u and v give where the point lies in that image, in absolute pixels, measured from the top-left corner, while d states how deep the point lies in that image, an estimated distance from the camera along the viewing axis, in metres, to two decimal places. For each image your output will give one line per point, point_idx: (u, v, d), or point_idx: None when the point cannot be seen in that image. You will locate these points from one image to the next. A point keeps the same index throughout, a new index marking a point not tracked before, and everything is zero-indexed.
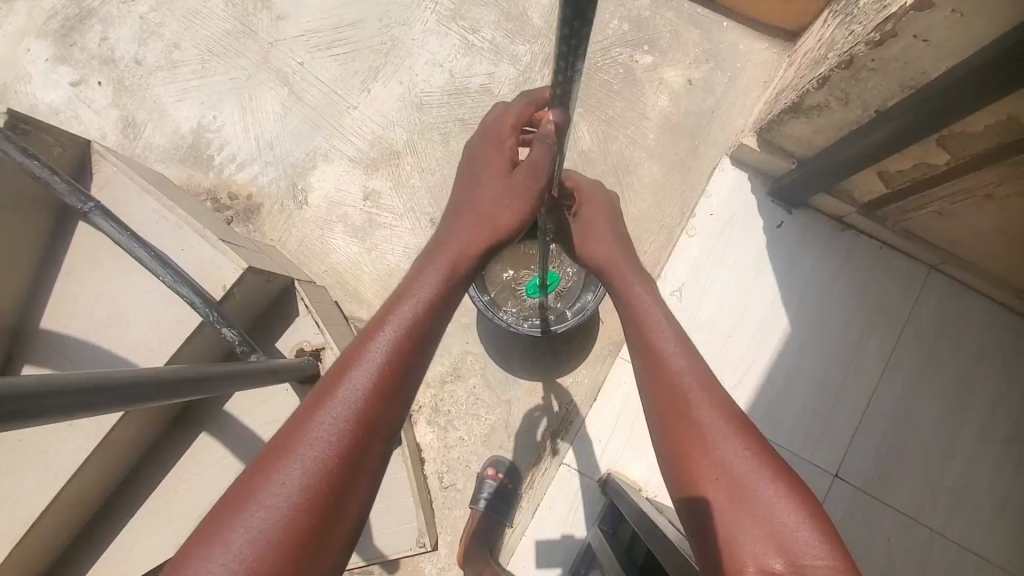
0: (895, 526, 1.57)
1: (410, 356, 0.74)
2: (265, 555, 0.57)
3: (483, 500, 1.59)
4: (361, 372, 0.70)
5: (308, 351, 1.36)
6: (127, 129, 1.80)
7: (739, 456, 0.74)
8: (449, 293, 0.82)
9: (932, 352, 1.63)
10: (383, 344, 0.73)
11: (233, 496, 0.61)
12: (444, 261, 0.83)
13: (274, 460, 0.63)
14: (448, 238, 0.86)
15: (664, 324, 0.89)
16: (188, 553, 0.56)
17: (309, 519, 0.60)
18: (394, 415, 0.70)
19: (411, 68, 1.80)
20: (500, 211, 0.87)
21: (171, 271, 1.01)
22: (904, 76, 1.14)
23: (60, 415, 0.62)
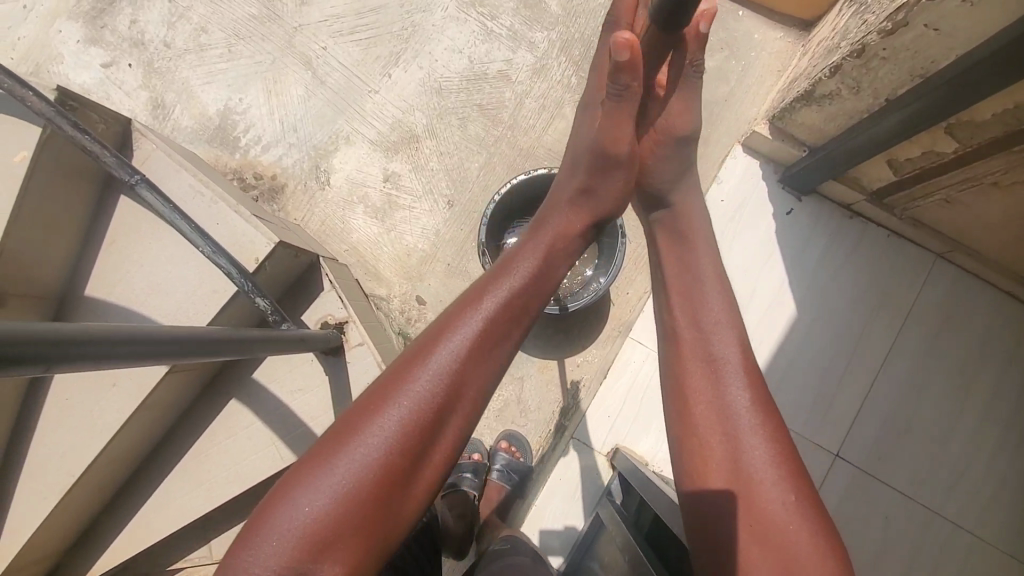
0: (893, 505, 1.62)
1: (506, 328, 0.83)
2: (361, 485, 0.69)
3: (496, 471, 1.71)
4: (459, 336, 0.79)
5: (333, 324, 1.44)
6: (156, 110, 1.87)
7: (756, 444, 0.81)
8: (550, 263, 0.93)
9: (936, 338, 1.66)
10: (484, 312, 0.82)
11: (327, 443, 0.72)
12: (549, 236, 0.95)
13: (367, 414, 0.73)
14: (552, 213, 1.01)
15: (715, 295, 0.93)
16: (299, 476, 0.70)
17: (394, 472, 0.71)
18: (483, 380, 0.80)
19: (431, 54, 1.85)
20: (601, 193, 1.03)
21: (209, 242, 1.07)
22: (915, 64, 1.16)
23: (121, 363, 0.67)
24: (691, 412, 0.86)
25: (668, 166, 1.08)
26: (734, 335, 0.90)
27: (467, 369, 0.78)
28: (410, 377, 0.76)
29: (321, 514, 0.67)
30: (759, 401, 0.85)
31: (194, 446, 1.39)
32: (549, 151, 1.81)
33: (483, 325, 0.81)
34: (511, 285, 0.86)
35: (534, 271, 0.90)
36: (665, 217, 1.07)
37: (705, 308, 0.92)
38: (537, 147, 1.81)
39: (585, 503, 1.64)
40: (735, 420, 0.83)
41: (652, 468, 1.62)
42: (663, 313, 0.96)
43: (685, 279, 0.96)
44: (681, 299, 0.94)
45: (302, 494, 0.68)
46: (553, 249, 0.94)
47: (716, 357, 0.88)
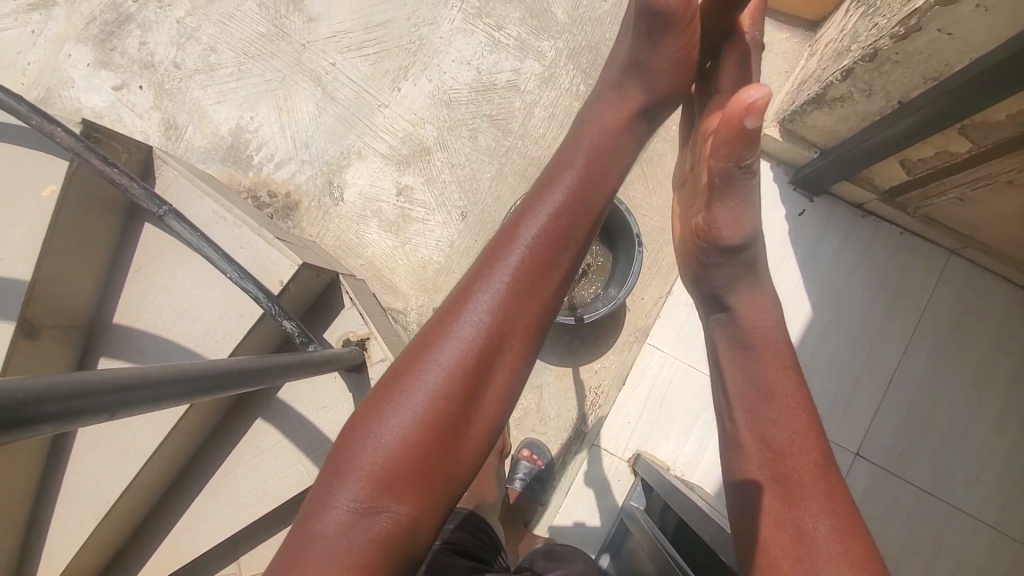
0: (915, 501, 1.64)
1: (552, 254, 0.81)
2: (422, 419, 0.71)
3: (518, 480, 1.68)
4: (505, 268, 0.78)
5: (355, 340, 1.45)
6: (169, 131, 1.88)
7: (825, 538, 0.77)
8: (593, 176, 0.87)
9: (953, 334, 1.67)
10: (529, 242, 0.80)
11: (385, 385, 0.75)
12: (589, 146, 0.90)
13: (420, 354, 0.75)
14: (599, 107, 0.96)
15: (786, 377, 0.89)
16: (366, 412, 0.74)
17: (452, 407, 0.73)
18: (534, 312, 0.79)
19: (439, 67, 1.86)
20: (650, 64, 0.94)
21: (236, 268, 1.08)
22: (927, 68, 1.17)
23: (160, 404, 0.65)
24: (766, 542, 0.80)
25: (719, 276, 0.95)
26: (812, 450, 0.84)
27: (514, 299, 0.78)
28: (457, 313, 0.76)
29: (387, 450, 0.70)
30: (842, 525, 0.78)
31: (222, 465, 1.41)
32: None
33: (525, 253, 0.79)
34: (553, 206, 0.82)
35: (576, 184, 0.85)
36: (723, 321, 0.96)
37: (775, 426, 0.85)
38: (548, 156, 1.82)
39: (608, 509, 1.66)
40: (814, 545, 0.77)
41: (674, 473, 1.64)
42: (727, 423, 0.91)
43: (754, 390, 0.88)
44: (748, 416, 0.88)
45: (366, 432, 0.72)
46: (595, 155, 0.89)
47: (790, 477, 0.82)
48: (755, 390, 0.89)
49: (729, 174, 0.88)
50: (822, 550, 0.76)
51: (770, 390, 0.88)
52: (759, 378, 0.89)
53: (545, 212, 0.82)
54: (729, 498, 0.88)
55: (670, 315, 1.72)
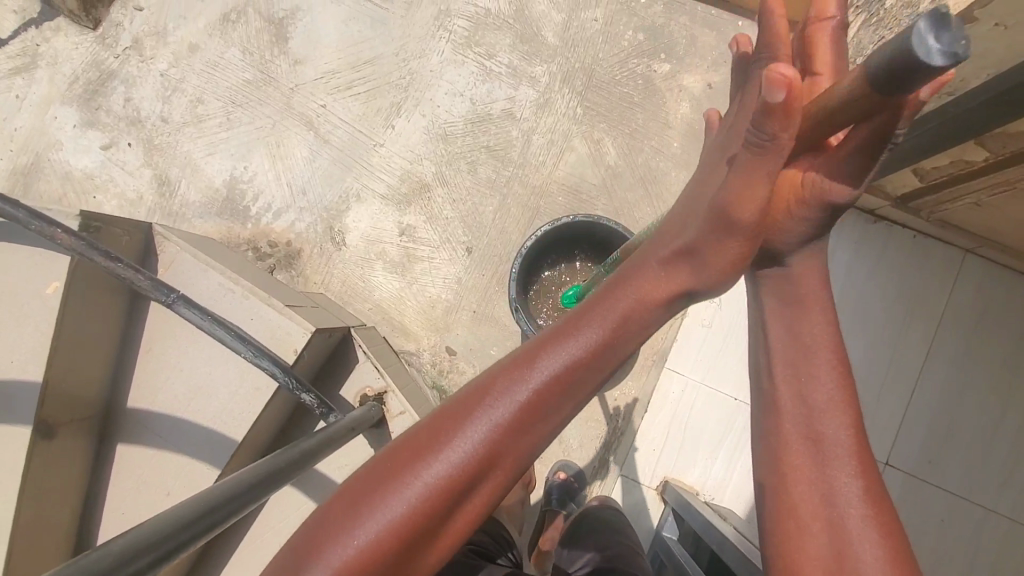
0: (949, 507, 1.62)
1: (563, 394, 0.68)
2: (393, 529, 0.64)
3: (557, 502, 1.60)
4: (512, 401, 0.67)
5: (373, 395, 1.42)
6: (162, 187, 1.85)
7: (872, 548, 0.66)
8: (617, 344, 0.72)
9: (974, 335, 1.66)
10: (545, 373, 0.68)
11: (363, 485, 0.67)
12: (622, 311, 0.72)
13: (405, 466, 0.67)
14: (636, 275, 0.76)
15: (827, 368, 0.76)
16: (348, 500, 0.67)
17: (421, 532, 0.66)
18: (537, 446, 0.69)
19: (432, 100, 1.82)
20: (703, 256, 0.74)
21: (250, 347, 1.05)
22: (942, 83, 1.15)
23: (200, 538, 0.69)
24: (791, 500, 0.72)
25: (793, 229, 0.77)
26: (848, 410, 0.74)
27: (515, 434, 0.67)
28: (453, 437, 0.67)
29: (347, 562, 0.63)
30: (874, 496, 0.70)
31: (248, 534, 1.39)
32: (562, 186, 1.79)
33: (536, 391, 0.68)
34: (575, 345, 0.70)
35: (598, 343, 0.70)
36: (768, 276, 0.82)
37: (814, 387, 0.76)
38: (550, 184, 1.79)
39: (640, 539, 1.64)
40: (845, 516, 0.69)
41: (703, 498, 1.62)
42: (761, 380, 0.80)
43: (791, 352, 0.78)
44: (789, 374, 0.77)
45: (340, 524, 0.65)
46: (627, 321, 0.72)
47: (817, 439, 0.73)
48: (790, 380, 0.77)
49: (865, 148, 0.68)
50: (846, 512, 0.69)
51: (807, 367, 0.77)
52: (797, 335, 0.78)
53: (568, 345, 0.70)
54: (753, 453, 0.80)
55: (688, 336, 1.70)
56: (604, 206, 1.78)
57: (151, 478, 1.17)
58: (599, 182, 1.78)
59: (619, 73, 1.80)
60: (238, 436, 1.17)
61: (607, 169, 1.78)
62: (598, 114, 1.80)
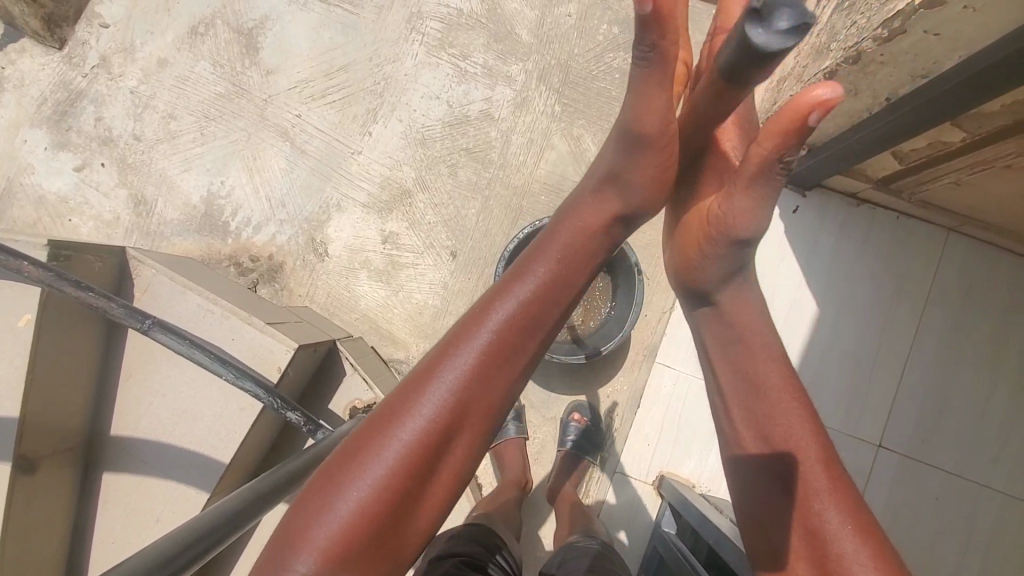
0: (942, 485, 1.63)
1: (519, 336, 0.75)
2: (378, 495, 0.67)
3: (570, 441, 1.67)
4: (471, 350, 0.73)
5: (362, 407, 1.40)
6: (138, 207, 1.82)
7: (864, 573, 0.72)
8: (566, 280, 0.80)
9: (960, 313, 1.66)
10: (500, 321, 0.75)
11: (343, 456, 0.70)
12: (563, 245, 0.81)
13: (381, 430, 0.70)
14: (572, 210, 0.86)
15: (780, 387, 0.82)
16: (327, 481, 0.69)
17: (406, 487, 0.69)
18: (502, 393, 0.75)
19: (408, 104, 1.80)
20: (626, 181, 0.83)
21: (231, 368, 1.04)
22: (915, 66, 1.16)
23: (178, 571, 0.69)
24: (783, 538, 0.79)
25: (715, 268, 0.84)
26: (814, 447, 0.80)
27: (481, 378, 0.73)
28: (421, 393, 0.71)
29: (337, 529, 0.66)
30: (855, 520, 0.76)
31: (245, 553, 1.38)
32: (544, 185, 1.77)
33: (494, 338, 0.74)
34: (524, 294, 0.77)
35: (547, 280, 0.78)
36: (711, 321, 0.88)
37: (777, 424, 0.81)
38: (531, 183, 1.77)
39: (638, 536, 1.64)
40: (833, 547, 0.74)
41: (699, 490, 1.62)
42: (724, 424, 0.86)
43: (743, 386, 0.83)
44: (746, 416, 0.83)
45: (324, 501, 0.67)
46: (570, 254, 0.81)
47: (788, 478, 0.79)
48: (749, 415, 0.82)
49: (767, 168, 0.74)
50: (838, 551, 0.74)
51: (765, 406, 0.82)
52: (746, 374, 0.83)
53: (518, 296, 0.77)
54: (734, 494, 0.86)
55: (677, 329, 1.69)
56: None
57: (140, 505, 1.16)
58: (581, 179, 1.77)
59: (596, 67, 1.78)
60: (225, 458, 1.16)
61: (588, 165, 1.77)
62: (577, 110, 1.78)
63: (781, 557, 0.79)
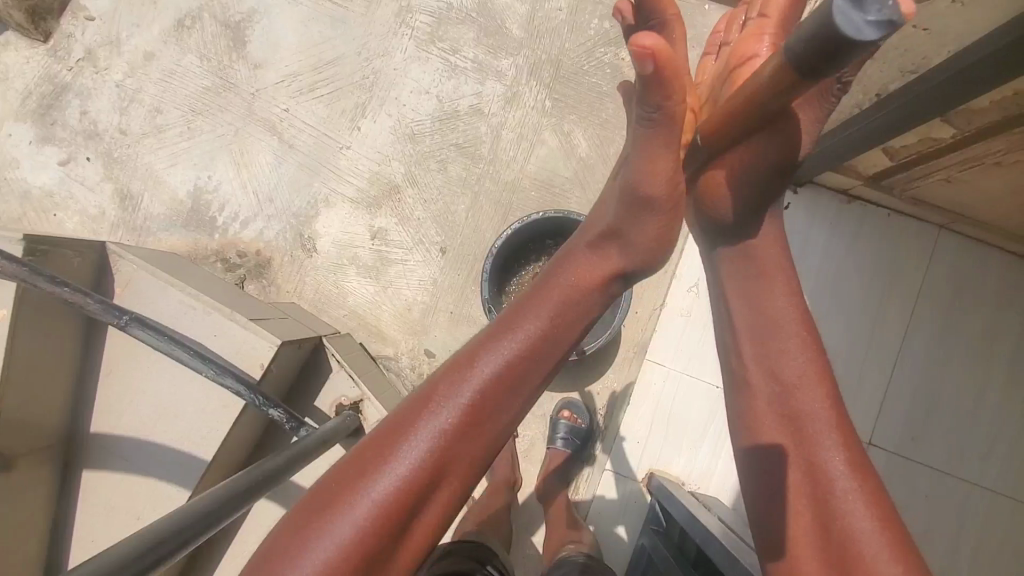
0: (931, 483, 1.63)
1: (503, 394, 0.77)
2: (356, 539, 0.67)
3: (560, 439, 1.64)
4: (456, 402, 0.74)
5: (349, 404, 1.39)
6: (124, 202, 1.80)
7: (858, 513, 0.74)
8: (555, 333, 0.83)
9: (950, 311, 1.66)
10: (486, 374, 0.77)
11: (326, 495, 0.70)
12: (558, 294, 0.84)
13: (364, 472, 0.71)
14: (571, 259, 0.89)
15: (795, 325, 0.86)
16: (307, 520, 0.69)
17: (409, 507, 0.70)
18: (482, 451, 0.77)
19: (398, 99, 1.78)
20: (627, 239, 0.87)
21: (213, 365, 1.04)
22: (906, 61, 1.19)
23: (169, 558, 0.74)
24: (783, 473, 0.81)
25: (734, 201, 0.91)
26: (822, 388, 0.82)
27: (462, 433, 0.74)
28: (429, 415, 0.74)
29: (347, 540, 0.66)
30: (856, 465, 0.78)
31: (230, 550, 1.37)
32: (534, 181, 1.76)
33: (480, 389, 0.76)
34: (511, 349, 0.79)
35: (548, 318, 0.82)
36: (733, 263, 0.92)
37: (787, 362, 0.84)
38: (521, 179, 1.76)
39: (627, 534, 1.63)
40: (831, 484, 0.77)
41: (689, 488, 1.62)
42: (732, 359, 0.90)
43: (760, 321, 0.87)
44: (757, 349, 0.86)
45: (303, 541, 0.67)
46: (565, 308, 0.84)
47: (797, 412, 0.82)
48: (761, 349, 0.86)
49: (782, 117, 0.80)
50: (836, 488, 0.76)
51: (777, 341, 0.86)
52: (763, 310, 0.87)
53: (503, 350, 0.78)
54: (736, 435, 0.88)
55: (666, 326, 1.68)
56: (578, 199, 1.75)
57: (120, 503, 1.15)
58: (571, 175, 1.76)
59: (587, 62, 1.77)
60: (207, 456, 1.14)
61: (579, 161, 1.76)
62: (568, 105, 1.77)
63: (780, 495, 0.81)
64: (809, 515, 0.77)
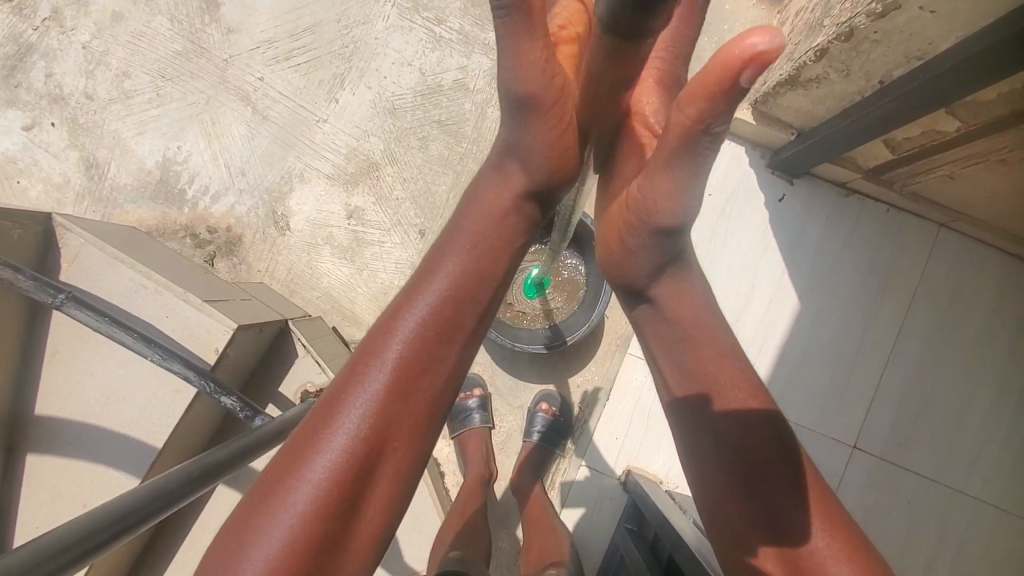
0: (915, 489, 1.59)
1: (454, 322, 0.72)
2: (331, 488, 0.61)
3: (536, 432, 1.59)
4: (403, 335, 0.68)
5: (314, 392, 1.33)
6: (90, 170, 1.71)
7: (836, 566, 0.67)
8: (492, 261, 0.76)
9: (946, 312, 1.60)
10: (433, 305, 0.70)
11: (286, 454, 0.64)
12: (484, 223, 0.77)
13: (324, 420, 0.65)
14: (476, 192, 0.80)
15: (727, 360, 0.77)
16: (271, 488, 0.62)
17: (326, 536, 0.61)
18: (444, 380, 0.71)
19: (378, 71, 1.69)
20: (551, 201, 0.82)
21: (158, 348, 0.98)
22: (910, 46, 1.12)
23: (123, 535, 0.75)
24: (746, 538, 0.71)
25: (642, 259, 0.78)
26: (773, 432, 0.73)
27: (420, 365, 0.68)
28: (346, 399, 0.66)
29: (319, 492, 0.61)
30: (824, 514, 0.70)
31: (189, 535, 1.34)
32: None
33: (429, 325, 0.70)
34: (452, 282, 0.72)
35: (474, 255, 0.74)
36: (658, 337, 0.81)
37: (731, 409, 0.74)
38: None
39: (600, 532, 1.59)
40: (805, 550, 0.68)
41: (666, 486, 1.57)
42: (670, 406, 0.80)
43: (696, 386, 0.76)
44: (693, 398, 0.76)
45: (270, 506, 0.61)
46: (482, 250, 0.75)
47: (751, 477, 0.72)
48: (698, 393, 0.76)
49: (689, 140, 0.64)
50: (811, 548, 0.68)
51: (708, 379, 0.76)
52: (699, 370, 0.76)
53: (449, 277, 0.72)
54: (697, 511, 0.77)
55: None
56: None
57: (66, 489, 1.10)
58: None
59: None
60: (158, 441, 1.09)
61: None
62: None
63: (749, 563, 0.71)
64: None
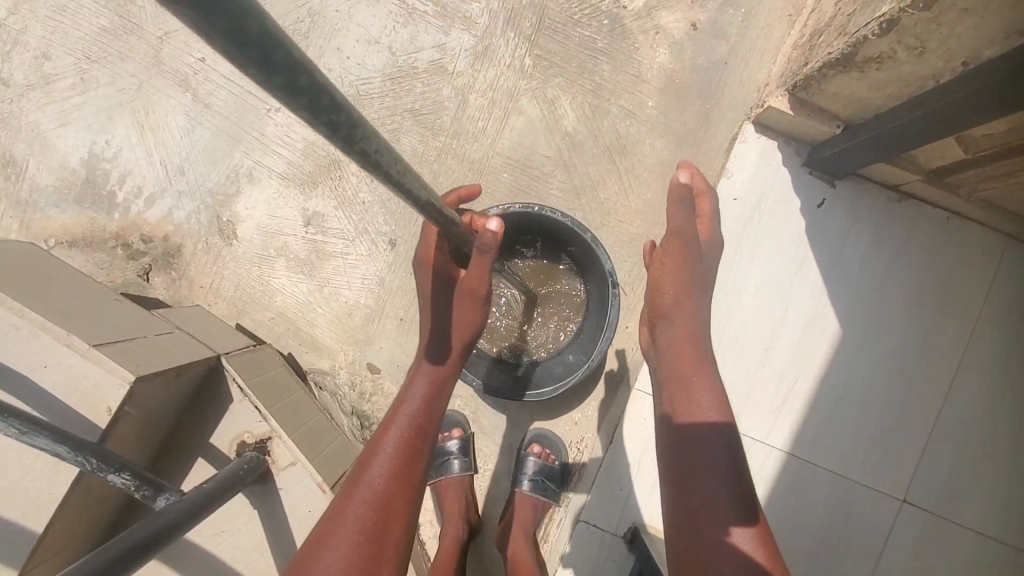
0: (973, 550, 1.34)
1: (428, 424, 0.85)
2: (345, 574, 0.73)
3: (526, 479, 1.35)
4: (392, 438, 0.82)
5: (252, 444, 1.13)
6: (6, 169, 1.46)
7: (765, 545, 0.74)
8: (443, 381, 0.87)
9: (1016, 340, 1.34)
10: (411, 412, 0.84)
11: (309, 546, 0.76)
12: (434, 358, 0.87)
13: (337, 513, 0.78)
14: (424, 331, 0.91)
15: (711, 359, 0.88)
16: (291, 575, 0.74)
17: None
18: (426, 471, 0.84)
19: (340, 50, 1.43)
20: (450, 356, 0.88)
21: (14, 421, 0.76)
22: (1006, 19, 0.84)
23: None
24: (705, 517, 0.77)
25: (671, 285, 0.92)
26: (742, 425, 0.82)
27: (406, 464, 0.81)
28: (353, 491, 0.79)
29: None
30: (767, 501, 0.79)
31: None
32: (506, 160, 1.42)
33: (409, 425, 0.83)
34: (422, 394, 0.85)
35: (429, 392, 0.86)
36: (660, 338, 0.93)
37: (702, 398, 0.84)
38: (491, 157, 1.43)
39: None
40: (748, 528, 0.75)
41: None
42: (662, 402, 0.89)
43: (680, 378, 0.87)
44: (679, 385, 0.86)
45: None
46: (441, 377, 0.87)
47: (704, 441, 0.81)
48: (679, 379, 0.87)
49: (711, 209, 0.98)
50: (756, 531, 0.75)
51: (693, 366, 0.87)
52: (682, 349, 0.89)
53: (421, 392, 0.85)
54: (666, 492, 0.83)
55: None
56: (561, 184, 1.42)
57: None
58: (553, 153, 1.42)
59: (578, 11, 1.42)
60: (37, 526, 0.87)
61: (565, 136, 1.42)
62: (553, 63, 1.42)
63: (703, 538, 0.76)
64: (726, 541, 0.74)
